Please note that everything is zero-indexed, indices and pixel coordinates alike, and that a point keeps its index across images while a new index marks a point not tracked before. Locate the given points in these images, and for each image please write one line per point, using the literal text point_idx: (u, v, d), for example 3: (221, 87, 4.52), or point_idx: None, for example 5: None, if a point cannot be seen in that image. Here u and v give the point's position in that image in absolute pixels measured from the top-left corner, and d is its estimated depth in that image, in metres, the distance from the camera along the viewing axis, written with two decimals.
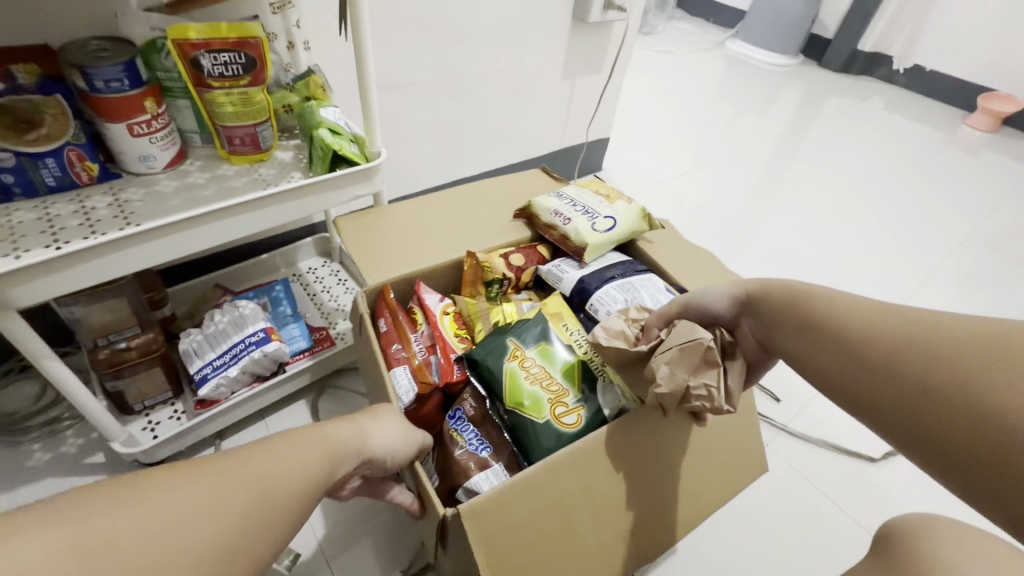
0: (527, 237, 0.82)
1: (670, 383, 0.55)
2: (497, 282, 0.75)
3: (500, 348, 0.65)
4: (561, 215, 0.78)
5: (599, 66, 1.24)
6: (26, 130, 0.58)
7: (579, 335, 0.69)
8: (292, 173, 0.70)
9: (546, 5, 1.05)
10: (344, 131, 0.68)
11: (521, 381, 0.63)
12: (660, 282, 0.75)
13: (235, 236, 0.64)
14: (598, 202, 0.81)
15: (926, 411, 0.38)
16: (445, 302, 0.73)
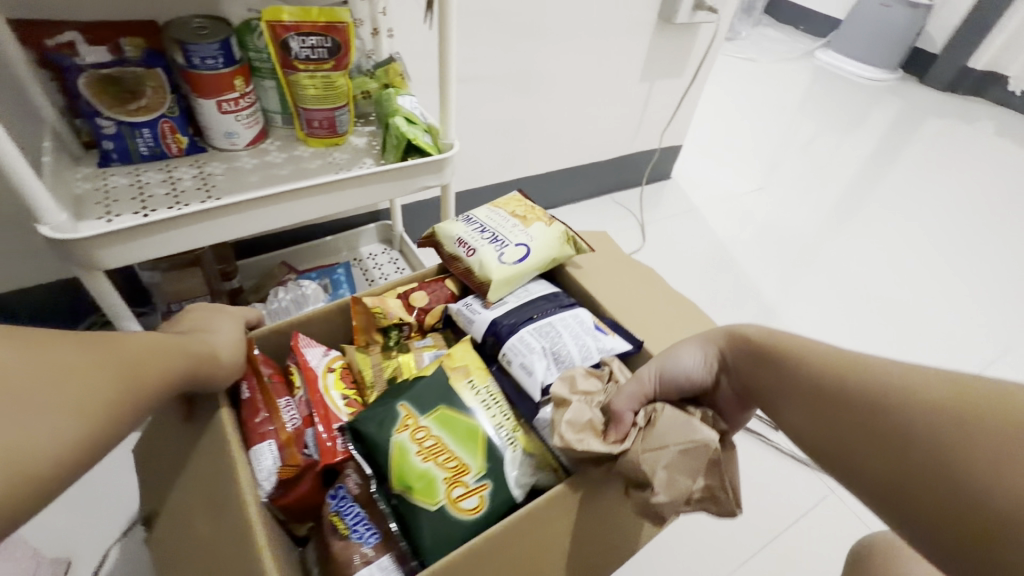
0: (433, 269, 0.75)
1: (671, 492, 0.48)
2: (394, 328, 0.67)
3: (391, 416, 0.55)
4: (466, 244, 0.69)
5: (679, 69, 1.18)
6: (128, 100, 0.61)
7: (486, 393, 0.60)
8: (364, 159, 0.71)
9: (631, 4, 1.01)
10: (419, 121, 0.68)
11: (411, 458, 0.54)
12: (587, 319, 0.66)
13: (307, 218, 0.64)
14: (516, 225, 0.71)
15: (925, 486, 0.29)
16: (330, 358, 0.65)
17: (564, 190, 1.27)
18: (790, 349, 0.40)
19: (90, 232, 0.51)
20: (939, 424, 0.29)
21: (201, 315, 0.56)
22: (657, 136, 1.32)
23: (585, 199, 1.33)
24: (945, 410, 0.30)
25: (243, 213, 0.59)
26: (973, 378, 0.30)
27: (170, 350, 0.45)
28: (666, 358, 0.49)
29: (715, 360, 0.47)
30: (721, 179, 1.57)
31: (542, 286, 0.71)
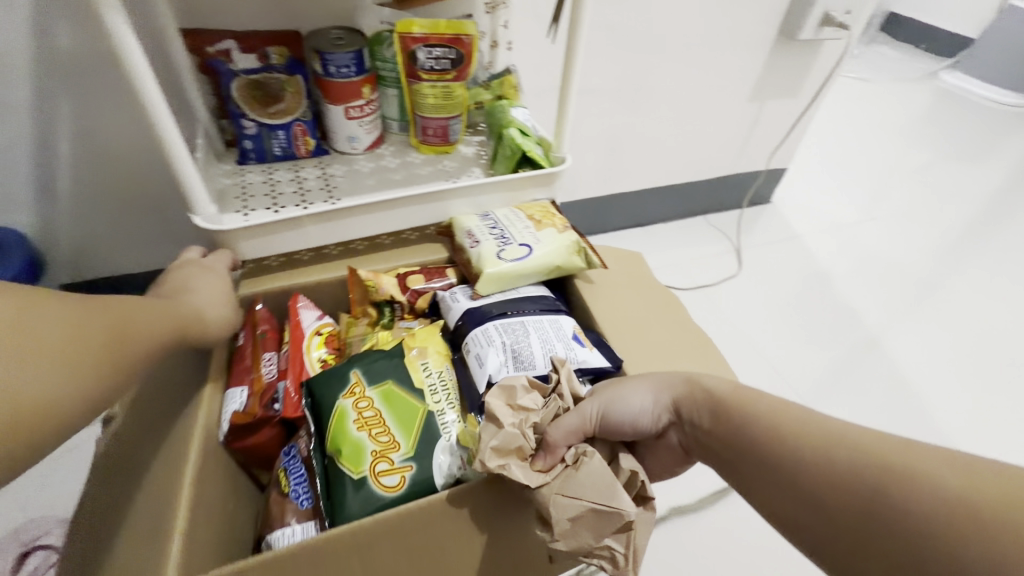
0: (441, 258, 0.65)
1: (571, 543, 0.42)
2: (385, 306, 0.61)
3: (339, 376, 0.49)
4: (470, 235, 0.57)
5: (795, 88, 1.11)
6: (269, 104, 0.66)
7: (437, 379, 0.51)
8: (472, 168, 0.72)
9: (751, 19, 0.96)
10: (531, 132, 0.67)
11: (347, 424, 0.47)
12: (570, 330, 0.54)
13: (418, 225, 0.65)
14: (527, 224, 0.59)
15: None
16: (322, 322, 0.59)
17: (657, 207, 1.23)
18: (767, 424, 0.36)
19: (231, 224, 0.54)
20: (958, 533, 0.27)
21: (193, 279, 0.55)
22: (762, 158, 1.25)
23: (678, 218, 1.28)
24: (962, 506, 0.27)
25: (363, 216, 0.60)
26: (964, 460, 0.29)
27: (169, 314, 0.44)
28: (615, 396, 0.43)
29: (669, 410, 0.43)
30: (828, 206, 1.46)
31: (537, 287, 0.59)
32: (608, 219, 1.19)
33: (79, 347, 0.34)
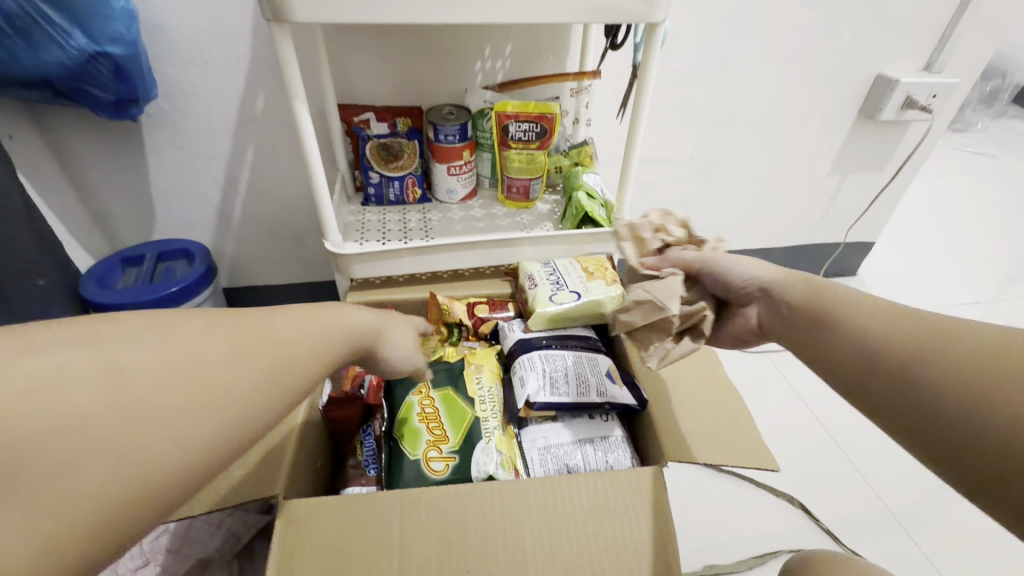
0: (506, 293, 0.78)
1: (626, 316, 0.55)
2: (455, 327, 0.73)
3: (410, 379, 0.60)
4: (532, 278, 0.68)
5: (880, 164, 1.12)
6: (391, 161, 0.83)
7: (487, 391, 0.59)
8: (545, 222, 0.84)
9: (828, 100, 1.01)
10: (598, 196, 0.78)
11: (410, 416, 0.57)
12: (607, 365, 0.61)
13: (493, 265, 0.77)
14: (581, 275, 0.68)
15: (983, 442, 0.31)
16: None
17: None
18: (841, 314, 0.43)
19: (351, 250, 0.70)
20: (979, 392, 0.33)
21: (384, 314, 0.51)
22: (845, 229, 1.24)
23: None
24: (967, 366, 0.34)
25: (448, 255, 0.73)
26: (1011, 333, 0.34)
27: (317, 334, 0.38)
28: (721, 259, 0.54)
29: (759, 286, 0.50)
30: (926, 283, 1.38)
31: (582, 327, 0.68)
32: None
33: (155, 396, 0.29)
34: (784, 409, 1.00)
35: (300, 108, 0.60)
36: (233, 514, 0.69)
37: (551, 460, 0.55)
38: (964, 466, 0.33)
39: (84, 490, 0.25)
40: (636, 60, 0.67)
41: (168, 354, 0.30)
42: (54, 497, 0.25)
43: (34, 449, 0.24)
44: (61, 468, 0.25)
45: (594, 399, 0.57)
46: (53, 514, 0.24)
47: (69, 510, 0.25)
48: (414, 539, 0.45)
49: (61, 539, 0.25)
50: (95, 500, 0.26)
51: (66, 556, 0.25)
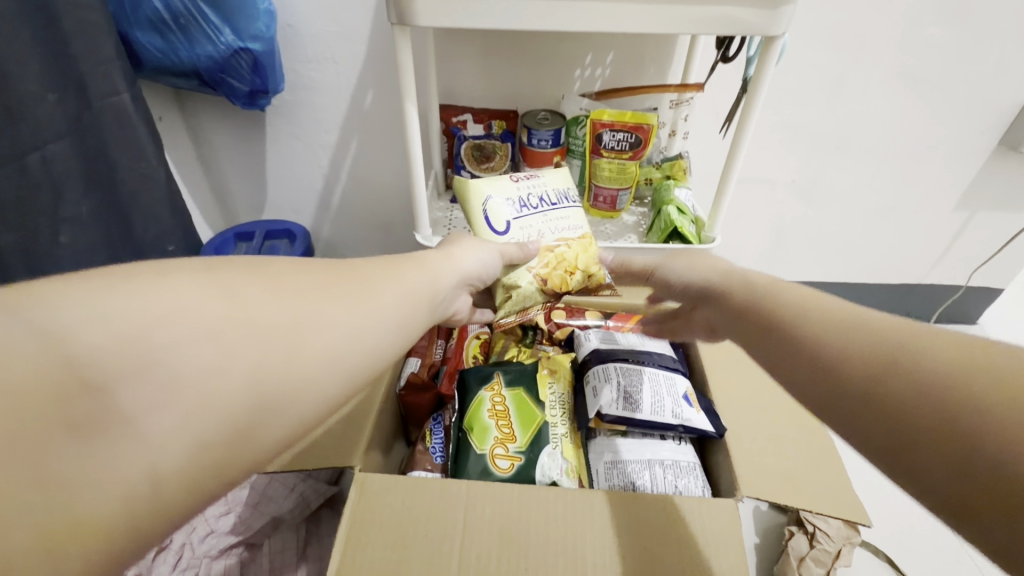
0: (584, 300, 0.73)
1: None
2: (530, 329, 0.68)
3: (485, 374, 0.60)
4: (533, 175, 0.67)
5: (1018, 203, 0.99)
6: (483, 161, 0.85)
7: (557, 399, 0.59)
8: (629, 235, 0.83)
9: (961, 129, 0.91)
10: (689, 212, 0.76)
11: (481, 411, 0.57)
12: (684, 387, 0.58)
13: None
14: (543, 239, 0.61)
15: (965, 471, 0.22)
16: (482, 328, 0.70)
17: None
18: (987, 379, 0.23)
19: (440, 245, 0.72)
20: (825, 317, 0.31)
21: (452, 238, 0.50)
22: (966, 273, 1.11)
23: None
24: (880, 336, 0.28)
25: None
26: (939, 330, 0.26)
27: None
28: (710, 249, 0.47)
29: None
30: None
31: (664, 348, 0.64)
32: None
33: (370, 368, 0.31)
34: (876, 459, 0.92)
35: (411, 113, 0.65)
36: (304, 481, 0.72)
37: (617, 475, 0.53)
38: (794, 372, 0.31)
39: (211, 418, 0.24)
40: (749, 73, 0.64)
41: (296, 298, 0.29)
42: (178, 424, 0.23)
43: (164, 379, 0.23)
44: (184, 396, 0.23)
45: (667, 420, 0.54)
46: (183, 439, 0.23)
47: (214, 420, 0.24)
48: (481, 530, 0.46)
49: (205, 444, 0.24)
50: (221, 432, 0.24)
51: (210, 466, 0.24)
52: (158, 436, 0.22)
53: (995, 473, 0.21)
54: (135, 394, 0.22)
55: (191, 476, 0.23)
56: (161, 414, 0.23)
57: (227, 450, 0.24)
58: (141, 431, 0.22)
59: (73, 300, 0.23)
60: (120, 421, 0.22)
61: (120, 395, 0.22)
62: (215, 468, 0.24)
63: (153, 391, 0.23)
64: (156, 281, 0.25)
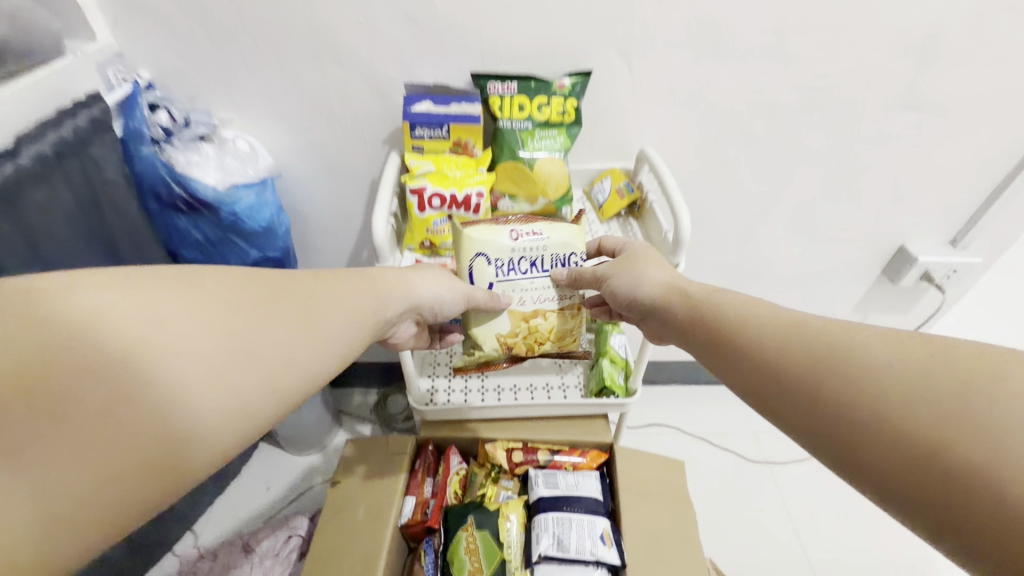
0: (537, 436, 0.94)
1: None
2: (496, 468, 0.93)
3: (462, 517, 0.84)
4: (534, 233, 0.71)
5: (906, 309, 1.19)
6: None
7: (513, 538, 0.83)
8: (576, 365, 1.01)
9: (851, 262, 1.11)
10: (620, 361, 0.96)
11: (460, 549, 0.82)
12: (601, 528, 0.82)
13: (529, 412, 0.94)
14: (524, 307, 0.73)
15: (891, 448, 0.34)
16: (461, 466, 0.93)
17: None
18: (936, 400, 0.33)
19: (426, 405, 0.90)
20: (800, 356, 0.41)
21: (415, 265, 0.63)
22: None
23: None
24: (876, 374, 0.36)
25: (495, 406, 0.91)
26: (908, 349, 0.36)
27: None
28: (639, 259, 0.65)
29: None
30: None
31: (592, 488, 0.87)
32: (703, 374, 1.41)
33: None
34: (771, 522, 1.19)
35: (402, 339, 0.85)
36: None
37: None
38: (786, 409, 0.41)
39: (132, 411, 0.30)
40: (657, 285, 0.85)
41: (214, 332, 0.35)
42: (104, 412, 0.29)
43: (76, 392, 0.29)
44: (106, 415, 0.29)
45: (586, 558, 0.79)
46: (94, 445, 0.29)
47: (126, 438, 0.30)
48: None
49: (121, 448, 0.30)
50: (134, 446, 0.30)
51: (125, 462, 0.30)
52: (73, 436, 0.28)
53: (952, 479, 0.31)
54: (64, 392, 0.29)
55: (104, 465, 0.29)
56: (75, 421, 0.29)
57: (145, 450, 0.31)
58: (57, 430, 0.28)
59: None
60: (42, 421, 0.28)
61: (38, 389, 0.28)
62: (141, 461, 0.30)
63: (65, 394, 0.29)
64: (94, 287, 0.32)
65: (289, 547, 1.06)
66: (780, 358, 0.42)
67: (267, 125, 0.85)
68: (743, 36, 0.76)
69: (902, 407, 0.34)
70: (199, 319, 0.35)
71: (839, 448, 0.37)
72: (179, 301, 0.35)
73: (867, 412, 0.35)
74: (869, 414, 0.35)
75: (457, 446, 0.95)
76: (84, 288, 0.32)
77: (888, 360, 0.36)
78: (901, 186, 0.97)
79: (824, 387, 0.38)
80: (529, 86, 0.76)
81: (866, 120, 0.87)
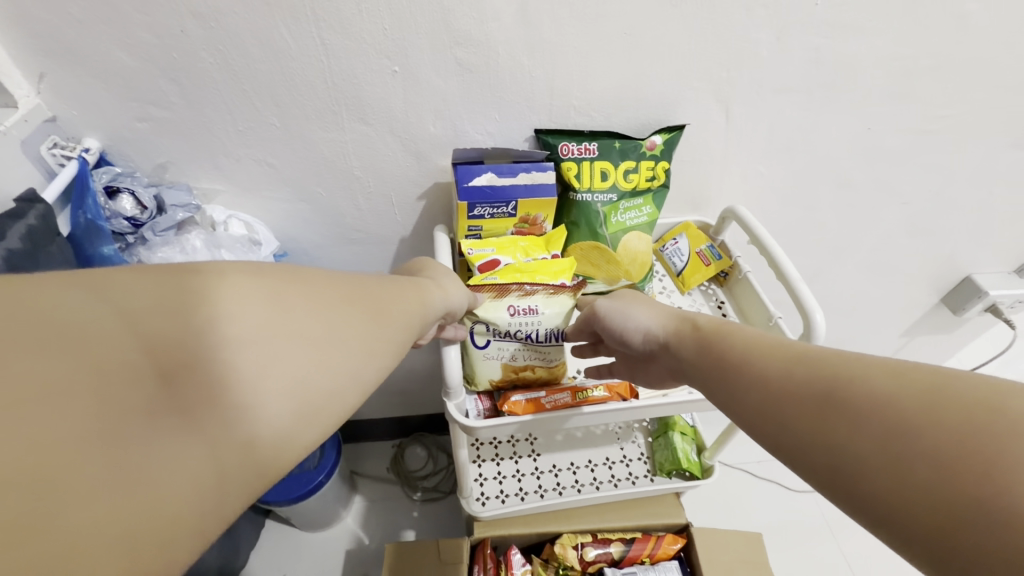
0: (608, 525, 0.84)
1: None
2: (566, 569, 0.82)
3: None
4: (531, 309, 0.55)
5: (955, 333, 1.15)
6: None
7: None
8: (636, 433, 0.89)
9: (912, 294, 1.04)
10: (689, 432, 0.87)
11: None
12: None
13: (597, 499, 0.83)
14: (516, 364, 0.58)
15: (918, 487, 0.25)
16: (525, 569, 0.82)
17: None
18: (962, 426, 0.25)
19: (487, 511, 0.77)
20: (794, 362, 0.35)
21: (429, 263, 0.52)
22: None
23: None
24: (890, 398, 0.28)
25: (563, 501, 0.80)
26: (920, 373, 0.29)
27: None
28: (638, 293, 0.54)
29: None
30: None
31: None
32: None
33: None
34: (823, 558, 1.16)
35: (461, 452, 0.69)
36: None
37: None
38: (776, 433, 0.33)
39: (276, 400, 0.27)
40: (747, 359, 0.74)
41: (328, 314, 0.31)
42: (249, 397, 0.26)
43: (200, 387, 0.24)
44: (271, 391, 0.26)
45: None
46: (239, 437, 0.25)
47: (261, 423, 0.26)
48: None
49: (254, 442, 0.25)
50: (272, 435, 0.26)
51: (257, 464, 0.26)
52: (221, 427, 0.24)
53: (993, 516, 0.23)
54: (201, 384, 0.24)
55: (245, 466, 0.25)
56: (221, 405, 0.25)
57: (277, 446, 0.27)
58: (207, 422, 0.24)
59: (135, 286, 0.25)
60: (185, 413, 0.23)
61: (187, 381, 0.24)
62: (267, 460, 0.26)
63: (208, 383, 0.25)
64: (223, 275, 0.28)
65: None
66: (772, 372, 0.35)
67: (267, 194, 0.66)
68: (864, 77, 0.63)
69: (915, 433, 0.27)
70: (317, 304, 0.31)
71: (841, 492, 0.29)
72: (308, 285, 0.32)
73: (868, 428, 0.28)
74: (877, 445, 0.27)
75: (517, 545, 0.85)
76: (212, 275, 0.28)
77: (890, 386, 0.29)
78: (982, 223, 0.88)
79: (820, 408, 0.31)
80: (614, 147, 0.61)
81: (969, 159, 0.76)
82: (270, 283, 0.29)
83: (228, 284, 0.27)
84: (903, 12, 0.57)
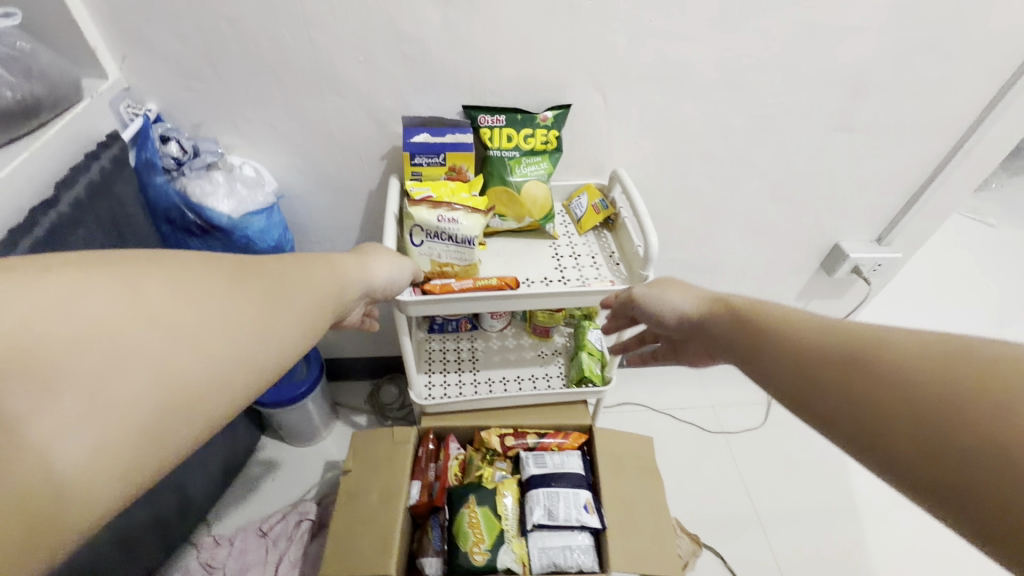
0: (528, 423, 1.07)
1: None
2: (490, 450, 1.05)
3: (463, 497, 0.97)
4: (452, 219, 0.77)
5: (841, 296, 1.37)
6: None
7: (510, 513, 0.98)
8: (558, 357, 1.12)
9: (796, 258, 1.27)
10: (597, 354, 1.08)
11: (464, 525, 0.94)
12: (583, 498, 0.97)
13: (522, 402, 1.06)
14: (441, 260, 0.80)
15: (918, 443, 0.36)
16: (459, 451, 1.06)
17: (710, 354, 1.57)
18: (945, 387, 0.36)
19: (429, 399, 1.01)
20: (825, 334, 0.45)
21: (361, 249, 0.64)
22: None
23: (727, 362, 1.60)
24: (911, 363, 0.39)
25: (491, 398, 1.03)
26: (937, 339, 0.39)
27: None
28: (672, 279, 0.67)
29: None
30: None
31: (577, 465, 1.02)
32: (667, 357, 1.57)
33: None
34: (726, 485, 1.37)
35: (408, 341, 0.92)
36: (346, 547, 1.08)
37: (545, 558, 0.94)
38: (804, 389, 0.44)
39: (120, 399, 0.32)
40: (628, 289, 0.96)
41: (181, 312, 0.36)
42: (92, 401, 0.31)
43: (34, 399, 0.29)
44: (114, 392, 0.32)
45: (572, 522, 0.95)
46: (85, 440, 0.30)
47: (109, 418, 0.31)
48: None
49: (102, 443, 0.31)
50: (127, 426, 0.32)
51: (108, 458, 0.31)
52: (57, 430, 0.30)
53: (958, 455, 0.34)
54: (29, 395, 0.29)
55: (93, 462, 0.30)
56: (61, 410, 0.30)
57: (132, 436, 0.32)
58: (42, 424, 0.29)
59: None
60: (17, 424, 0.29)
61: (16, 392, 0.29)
62: (123, 455, 0.32)
63: (41, 396, 0.30)
64: (66, 284, 0.33)
65: (300, 531, 1.17)
66: (805, 345, 0.46)
67: (271, 150, 0.91)
68: (703, 74, 0.87)
69: (913, 396, 0.37)
70: (167, 307, 0.36)
71: (860, 439, 0.39)
72: (158, 289, 0.36)
73: (879, 387, 0.39)
74: (891, 410, 0.38)
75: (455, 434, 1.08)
76: (44, 290, 0.32)
77: (908, 351, 0.40)
78: (836, 196, 1.12)
79: (847, 370, 0.42)
80: (516, 119, 0.86)
81: (807, 141, 1.00)
82: (112, 288, 0.35)
83: (78, 293, 0.33)
84: (719, 28, 0.82)
